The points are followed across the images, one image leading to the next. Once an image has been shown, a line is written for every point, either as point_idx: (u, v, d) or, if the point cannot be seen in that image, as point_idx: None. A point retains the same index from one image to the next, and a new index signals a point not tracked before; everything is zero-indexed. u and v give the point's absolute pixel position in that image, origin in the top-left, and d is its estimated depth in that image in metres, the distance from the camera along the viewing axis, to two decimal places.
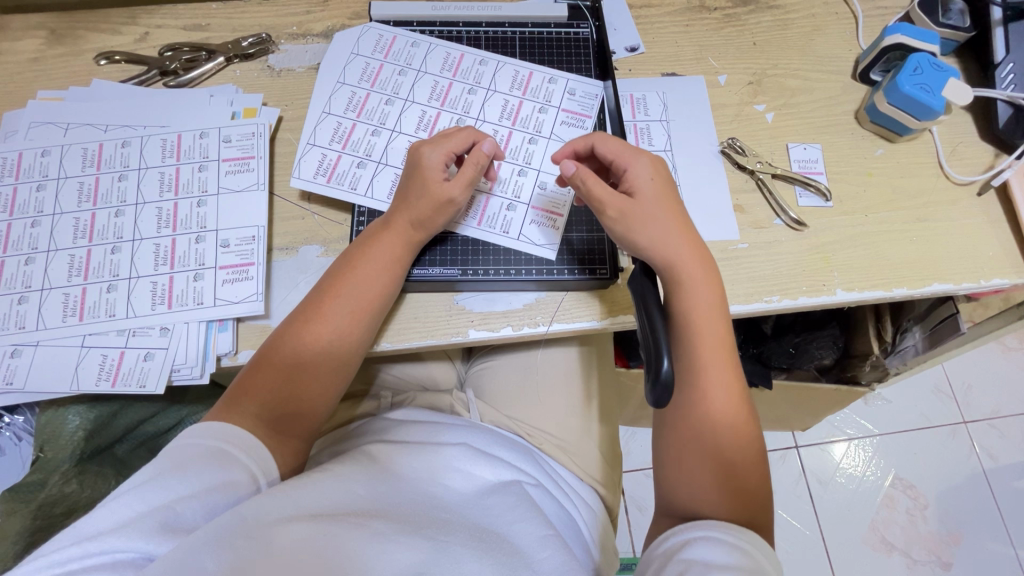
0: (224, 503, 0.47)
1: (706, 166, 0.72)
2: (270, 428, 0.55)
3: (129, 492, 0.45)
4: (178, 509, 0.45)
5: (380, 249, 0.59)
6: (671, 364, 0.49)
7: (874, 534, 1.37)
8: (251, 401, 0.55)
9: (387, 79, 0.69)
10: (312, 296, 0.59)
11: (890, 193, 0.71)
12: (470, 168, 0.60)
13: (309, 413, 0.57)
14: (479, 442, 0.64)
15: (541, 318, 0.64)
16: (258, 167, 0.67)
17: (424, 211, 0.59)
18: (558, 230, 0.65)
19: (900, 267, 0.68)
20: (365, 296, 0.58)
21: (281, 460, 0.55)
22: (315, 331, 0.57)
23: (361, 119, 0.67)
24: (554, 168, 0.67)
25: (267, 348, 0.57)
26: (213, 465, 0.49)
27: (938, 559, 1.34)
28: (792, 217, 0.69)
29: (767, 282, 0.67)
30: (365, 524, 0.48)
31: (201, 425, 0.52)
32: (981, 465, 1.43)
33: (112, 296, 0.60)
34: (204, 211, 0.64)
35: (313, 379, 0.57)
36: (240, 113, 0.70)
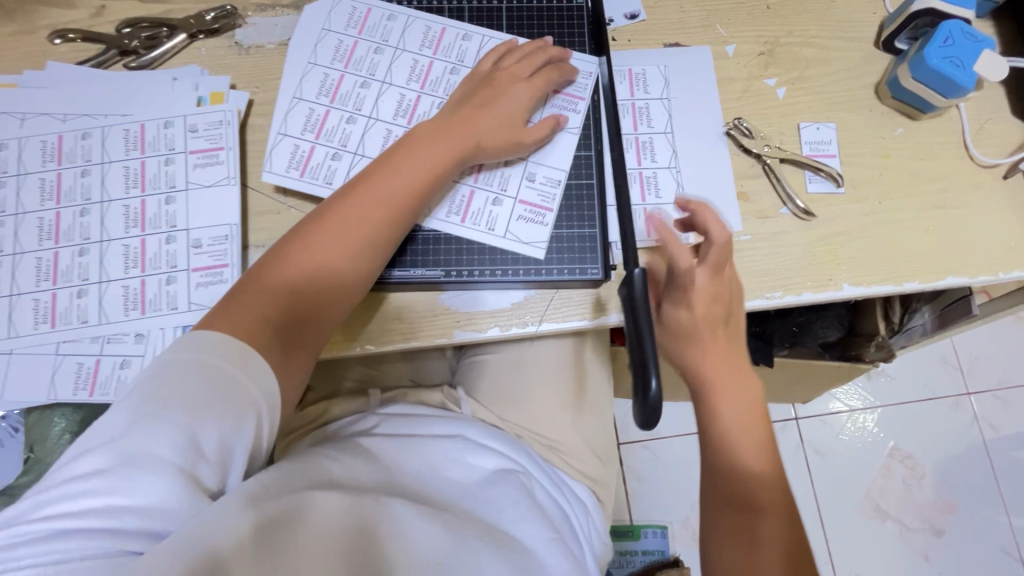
0: (236, 454, 0.46)
1: (708, 149, 0.67)
2: (266, 338, 0.51)
3: (143, 432, 0.44)
4: (193, 460, 0.44)
5: (407, 170, 0.57)
6: (659, 383, 0.45)
7: (869, 502, 1.38)
8: (251, 306, 0.51)
9: (362, 59, 0.64)
10: (326, 213, 0.56)
11: (907, 178, 0.66)
12: (529, 131, 0.60)
13: (313, 327, 0.54)
14: (477, 434, 0.64)
15: (529, 318, 0.61)
16: (228, 159, 0.63)
17: (469, 141, 0.58)
18: (548, 226, 0.61)
19: (912, 260, 0.64)
20: (385, 215, 0.55)
21: (278, 380, 0.50)
22: (333, 238, 0.54)
23: (335, 105, 0.62)
24: (543, 157, 0.62)
25: (273, 261, 0.54)
26: (217, 404, 0.46)
27: (931, 526, 1.36)
28: (800, 206, 0.64)
29: (769, 277, 0.63)
30: (378, 503, 0.50)
31: (194, 334, 0.49)
32: (981, 436, 1.42)
33: (83, 302, 0.58)
34: (173, 209, 0.61)
35: (320, 290, 0.54)
36: (207, 98, 0.65)
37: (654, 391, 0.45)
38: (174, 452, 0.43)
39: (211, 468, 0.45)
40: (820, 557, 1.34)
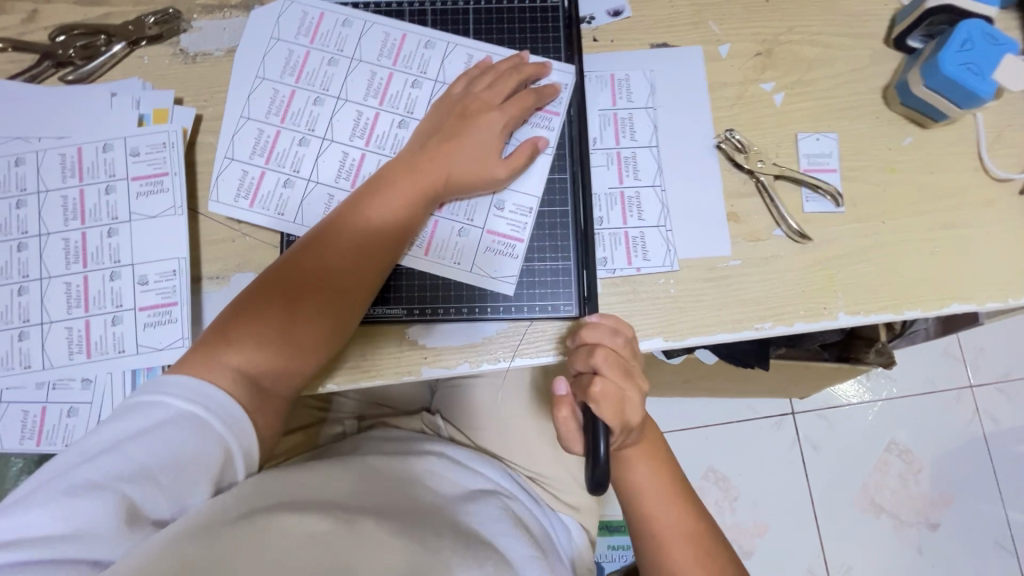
0: (200, 485, 0.45)
1: (697, 164, 0.62)
2: (249, 382, 0.50)
3: (97, 466, 0.43)
4: (148, 494, 0.43)
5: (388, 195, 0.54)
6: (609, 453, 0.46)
7: (864, 497, 1.37)
8: (232, 348, 0.50)
9: (315, 72, 0.60)
10: (303, 244, 0.53)
11: (913, 194, 0.61)
12: (521, 147, 0.56)
13: (295, 362, 0.51)
14: (458, 452, 0.65)
15: (501, 354, 0.57)
16: (173, 185, 0.58)
17: (450, 167, 0.55)
18: (517, 259, 0.58)
19: (916, 285, 0.59)
20: (365, 243, 0.53)
21: (263, 423, 0.50)
22: (320, 272, 0.52)
23: (286, 125, 0.59)
24: (512, 184, 0.59)
25: (251, 298, 0.52)
26: (190, 432, 0.45)
27: (926, 520, 1.35)
28: (795, 228, 0.59)
29: (760, 305, 0.59)
30: (354, 518, 0.47)
31: (173, 380, 0.47)
32: (982, 430, 1.40)
33: (25, 345, 0.55)
34: (116, 242, 0.57)
35: (306, 327, 0.52)
36: (150, 117, 0.60)
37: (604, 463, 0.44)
38: (128, 486, 0.43)
39: (166, 502, 0.44)
40: (812, 552, 1.34)
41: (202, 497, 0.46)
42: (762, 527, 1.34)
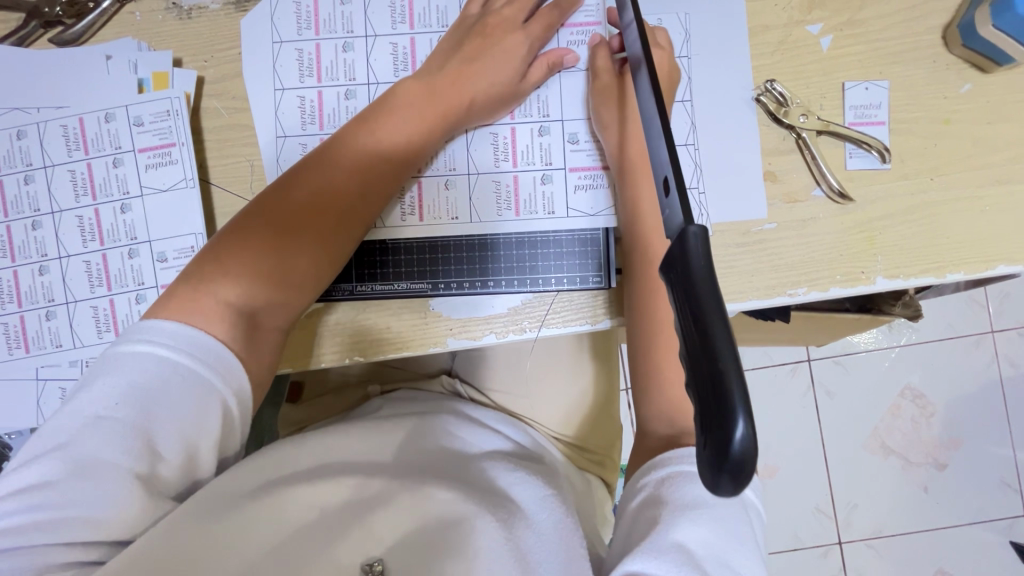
0: (206, 447, 0.44)
1: (733, 120, 0.58)
2: (244, 313, 0.47)
3: (96, 433, 0.41)
4: (154, 463, 0.42)
5: (384, 123, 0.53)
6: (754, 425, 0.24)
7: (874, 440, 1.38)
8: (225, 277, 0.47)
9: (333, 65, 0.58)
10: (295, 172, 0.52)
11: (966, 147, 0.57)
12: (537, 68, 0.56)
13: (285, 294, 0.50)
14: (472, 411, 0.66)
15: (527, 324, 0.55)
16: (182, 157, 0.55)
17: (453, 91, 0.54)
18: (608, 190, 0.56)
19: (961, 246, 0.56)
20: (359, 168, 0.52)
21: (257, 359, 0.48)
22: (317, 193, 0.51)
23: (324, 84, 0.58)
24: (577, 113, 0.58)
25: (237, 229, 0.49)
26: (186, 392, 0.43)
27: (934, 461, 1.38)
28: (836, 187, 0.56)
29: (795, 270, 0.56)
30: (363, 482, 0.51)
31: (156, 321, 0.44)
32: (998, 374, 1.39)
33: (54, 325, 0.55)
34: (130, 218, 0.55)
35: (307, 252, 0.50)
36: (149, 81, 0.57)
37: (739, 438, 0.24)
38: (134, 460, 0.41)
39: (178, 466, 0.43)
40: (819, 492, 1.37)
41: (213, 458, 0.45)
42: (773, 468, 1.37)
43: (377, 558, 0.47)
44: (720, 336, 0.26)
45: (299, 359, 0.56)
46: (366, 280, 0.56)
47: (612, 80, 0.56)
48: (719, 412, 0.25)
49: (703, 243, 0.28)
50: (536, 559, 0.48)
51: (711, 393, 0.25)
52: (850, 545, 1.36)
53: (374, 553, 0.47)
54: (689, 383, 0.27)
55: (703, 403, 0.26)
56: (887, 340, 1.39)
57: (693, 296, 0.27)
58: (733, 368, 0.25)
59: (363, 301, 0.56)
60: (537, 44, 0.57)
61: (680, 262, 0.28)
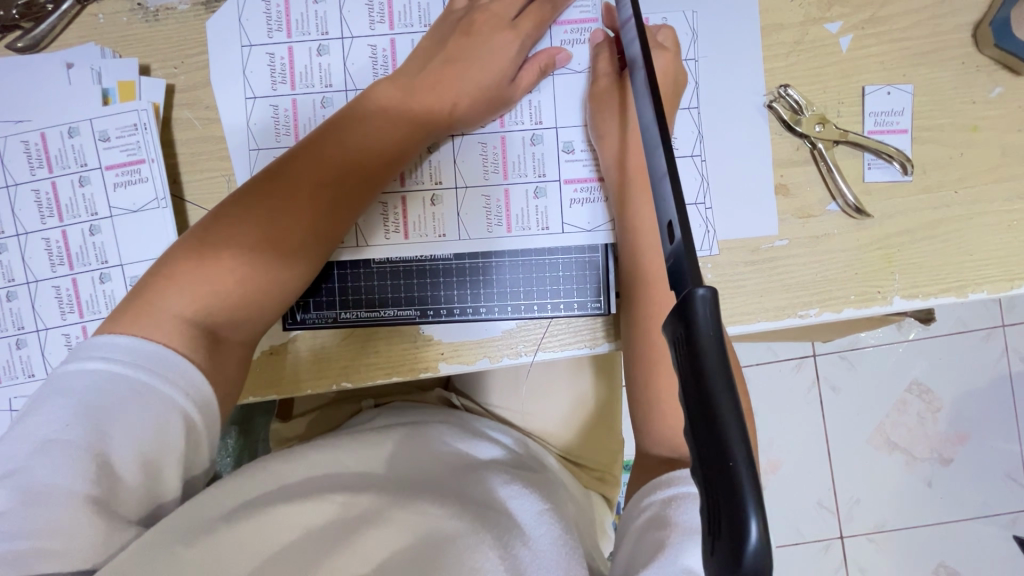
0: (171, 467, 0.41)
1: (743, 129, 0.54)
2: (205, 330, 0.44)
3: (46, 460, 0.37)
4: (112, 487, 0.39)
5: (359, 126, 0.49)
6: (769, 529, 0.21)
7: (878, 434, 1.18)
8: (184, 291, 0.44)
9: (307, 70, 0.54)
10: (263, 178, 0.48)
11: (993, 157, 0.53)
12: (528, 69, 0.52)
13: (250, 310, 0.46)
14: (465, 420, 0.63)
15: (523, 347, 0.52)
16: (152, 174, 0.52)
17: (434, 93, 0.51)
18: (608, 204, 0.52)
19: (985, 264, 0.53)
20: (332, 174, 0.48)
21: (221, 381, 0.45)
22: (285, 201, 0.47)
23: (299, 91, 0.54)
24: (573, 120, 0.53)
25: (199, 240, 0.46)
26: (146, 408, 0.40)
27: (938, 456, 1.18)
28: (852, 202, 0.52)
29: (807, 290, 0.53)
30: (353, 499, 0.47)
31: (112, 335, 0.42)
32: (1009, 368, 1.18)
33: (24, 353, 0.52)
34: (100, 240, 0.52)
35: (274, 265, 0.46)
36: (115, 92, 0.53)
37: (754, 543, 0.21)
38: (88, 484, 0.37)
39: (138, 487, 0.40)
40: (823, 485, 1.18)
41: (177, 476, 0.42)
42: (773, 464, 1.19)
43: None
44: (731, 424, 0.23)
45: (284, 386, 0.52)
46: (350, 306, 0.52)
47: (611, 83, 0.52)
48: (729, 511, 0.22)
49: (711, 310, 0.25)
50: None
51: (720, 486, 0.22)
52: (850, 537, 1.17)
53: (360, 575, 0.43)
54: (696, 467, 0.24)
55: (710, 496, 0.23)
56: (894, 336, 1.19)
57: (699, 372, 0.24)
58: (745, 458, 0.22)
59: (348, 329, 0.53)
60: (528, 42, 0.53)
61: (686, 331, 0.25)
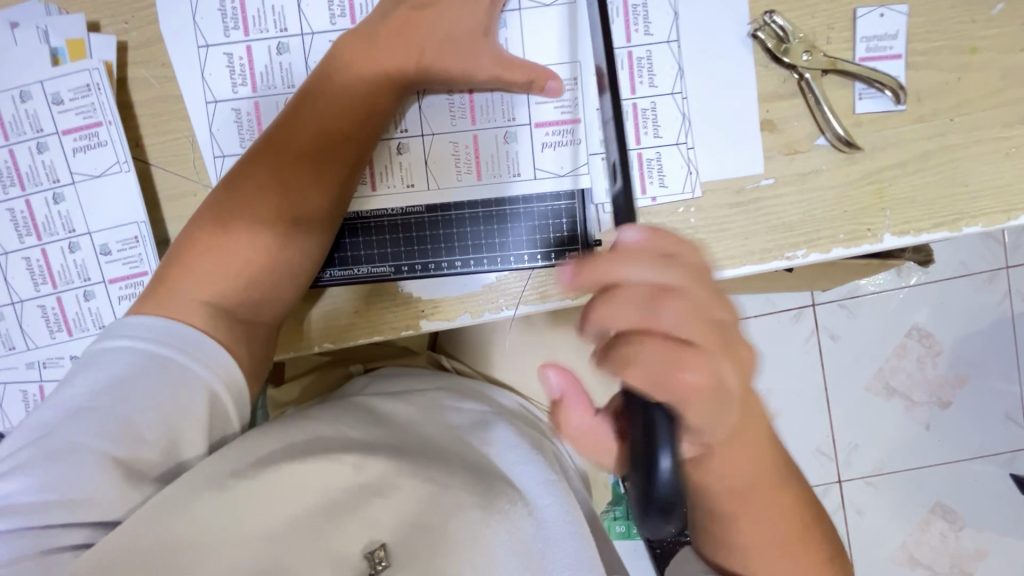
0: (194, 437, 0.42)
1: (727, 62, 0.51)
2: (225, 310, 0.45)
3: (77, 424, 0.39)
4: (137, 450, 0.40)
5: (341, 85, 0.47)
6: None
7: (878, 381, 1.18)
8: (197, 275, 0.45)
9: (260, 14, 0.50)
10: (255, 154, 0.47)
11: (992, 80, 0.50)
12: (521, 71, 0.48)
13: (265, 288, 0.46)
14: (465, 384, 0.62)
15: (503, 301, 0.51)
16: (111, 137, 0.50)
17: (405, 40, 0.47)
18: (581, 147, 0.50)
19: (981, 195, 0.50)
20: (324, 143, 0.46)
21: (250, 356, 0.45)
22: (283, 176, 0.46)
23: (252, 37, 0.50)
24: (544, 60, 0.50)
25: (203, 223, 0.46)
26: (168, 378, 0.41)
27: (937, 399, 1.18)
28: (842, 135, 0.49)
29: (795, 230, 0.51)
30: (363, 462, 0.45)
31: (136, 317, 0.43)
32: (1011, 310, 1.17)
33: (3, 327, 0.52)
34: (65, 209, 0.51)
35: (281, 240, 0.46)
36: (64, 52, 0.50)
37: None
38: (114, 446, 0.39)
39: (161, 457, 0.41)
40: (822, 430, 1.19)
41: (200, 448, 0.43)
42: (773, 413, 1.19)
43: (380, 544, 0.42)
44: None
45: None
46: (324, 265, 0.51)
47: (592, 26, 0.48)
48: None
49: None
50: (546, 556, 0.44)
51: None
52: (849, 481, 1.19)
53: (376, 540, 0.42)
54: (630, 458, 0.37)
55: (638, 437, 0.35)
56: (894, 281, 1.17)
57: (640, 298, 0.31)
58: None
59: (324, 288, 0.51)
60: None
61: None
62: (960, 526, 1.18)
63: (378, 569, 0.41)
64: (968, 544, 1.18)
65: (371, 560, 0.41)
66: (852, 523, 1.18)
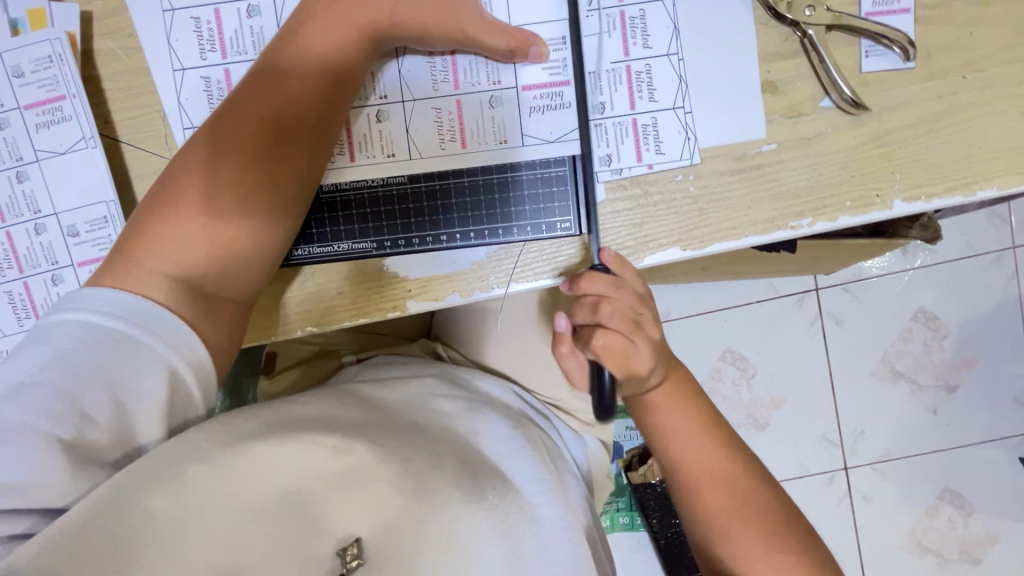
0: (150, 418, 0.39)
1: (726, 20, 0.48)
2: (185, 282, 0.41)
3: (20, 405, 0.36)
4: (88, 433, 0.37)
5: (309, 45, 0.44)
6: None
7: (884, 365, 1.16)
8: (155, 245, 0.41)
9: None
10: (218, 120, 0.44)
11: (1006, 34, 0.47)
12: (499, 36, 0.45)
13: (228, 260, 0.43)
14: (455, 371, 0.59)
15: (493, 279, 0.48)
16: (76, 111, 0.47)
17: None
18: (571, 112, 0.48)
19: (996, 156, 0.48)
20: (290, 106, 0.44)
21: (212, 331, 0.42)
22: (247, 140, 0.43)
23: (221, 0, 0.48)
24: (532, 20, 0.47)
25: (161, 191, 0.43)
26: (125, 356, 0.38)
27: (944, 383, 1.16)
28: (848, 95, 0.47)
29: (799, 198, 0.48)
30: (345, 444, 0.42)
31: (92, 288, 0.40)
32: (1020, 290, 1.14)
33: None
34: (30, 188, 0.48)
35: (244, 208, 0.43)
36: (25, 22, 0.47)
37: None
38: (63, 429, 0.36)
39: (113, 438, 0.39)
40: (827, 417, 1.16)
41: (157, 430, 0.40)
42: (777, 400, 1.16)
43: (353, 539, 0.41)
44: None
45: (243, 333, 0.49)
46: (304, 242, 0.49)
47: None
48: None
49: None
50: (536, 559, 0.42)
51: None
52: (855, 469, 1.16)
53: (350, 536, 0.41)
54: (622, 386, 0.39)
55: None
56: (899, 263, 1.14)
57: None
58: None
59: (305, 266, 0.49)
60: None
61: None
62: (969, 512, 1.15)
63: (351, 567, 0.39)
64: (977, 530, 1.15)
65: (343, 558, 0.40)
66: (858, 510, 1.16)
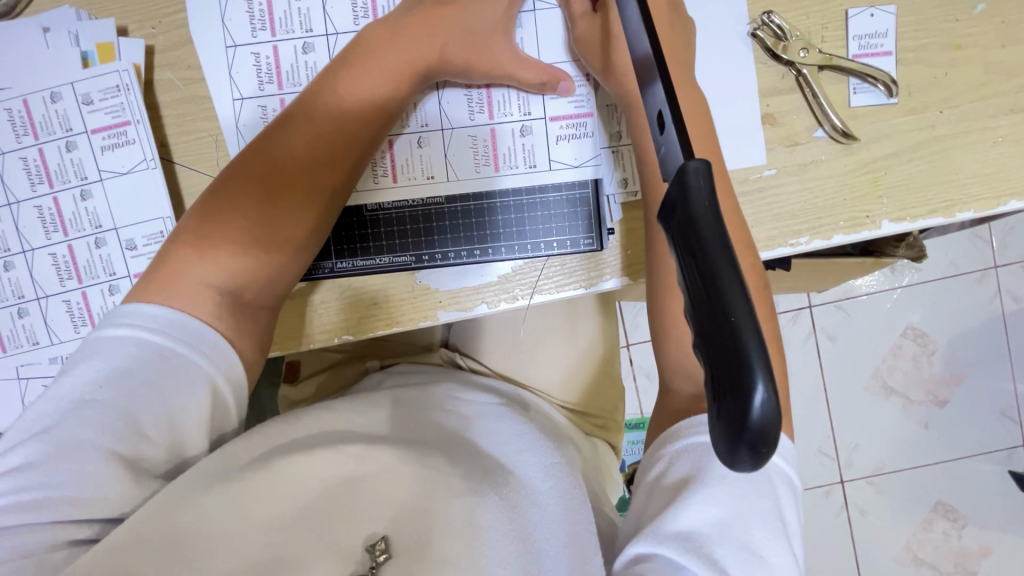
0: (196, 429, 0.42)
1: (730, 59, 0.54)
2: (229, 294, 0.45)
3: (81, 418, 0.38)
4: (139, 447, 0.39)
5: (357, 78, 0.49)
6: (775, 396, 0.21)
7: (876, 380, 1.20)
8: (203, 257, 0.44)
9: (286, 16, 0.52)
10: (265, 141, 0.48)
11: (978, 75, 0.53)
12: (531, 71, 0.50)
13: (265, 273, 0.47)
14: (476, 379, 0.63)
15: (519, 291, 0.53)
16: (139, 136, 0.52)
17: (429, 37, 0.50)
18: (594, 141, 0.53)
19: (972, 182, 0.53)
20: (331, 133, 0.48)
21: (249, 340, 0.45)
22: (291, 163, 0.47)
23: (279, 37, 0.53)
24: (557, 58, 0.53)
25: (208, 206, 0.46)
26: (174, 373, 0.40)
27: (934, 397, 1.20)
28: (839, 126, 0.52)
29: (797, 219, 0.53)
30: (365, 452, 0.46)
31: (139, 304, 0.42)
32: (1002, 308, 1.20)
33: (28, 322, 0.53)
34: (92, 205, 0.52)
35: (281, 225, 0.47)
36: (94, 54, 0.52)
37: (762, 410, 0.21)
38: (117, 442, 0.38)
39: (162, 450, 0.41)
40: (822, 430, 1.20)
41: (202, 438, 0.43)
42: None
43: (380, 536, 0.42)
44: (727, 277, 0.22)
45: (285, 340, 0.53)
46: (346, 255, 0.53)
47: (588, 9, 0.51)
48: (735, 378, 0.21)
49: (706, 181, 0.24)
50: (542, 534, 0.44)
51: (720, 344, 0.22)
52: (851, 482, 1.19)
53: (376, 533, 0.42)
54: (698, 347, 0.24)
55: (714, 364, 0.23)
56: (889, 282, 1.20)
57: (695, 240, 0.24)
58: (748, 324, 0.22)
59: (347, 278, 0.53)
60: None
61: (680, 202, 0.25)
62: (962, 524, 1.19)
63: (379, 561, 0.41)
64: (970, 542, 1.19)
65: (372, 552, 0.41)
66: (855, 523, 1.19)
